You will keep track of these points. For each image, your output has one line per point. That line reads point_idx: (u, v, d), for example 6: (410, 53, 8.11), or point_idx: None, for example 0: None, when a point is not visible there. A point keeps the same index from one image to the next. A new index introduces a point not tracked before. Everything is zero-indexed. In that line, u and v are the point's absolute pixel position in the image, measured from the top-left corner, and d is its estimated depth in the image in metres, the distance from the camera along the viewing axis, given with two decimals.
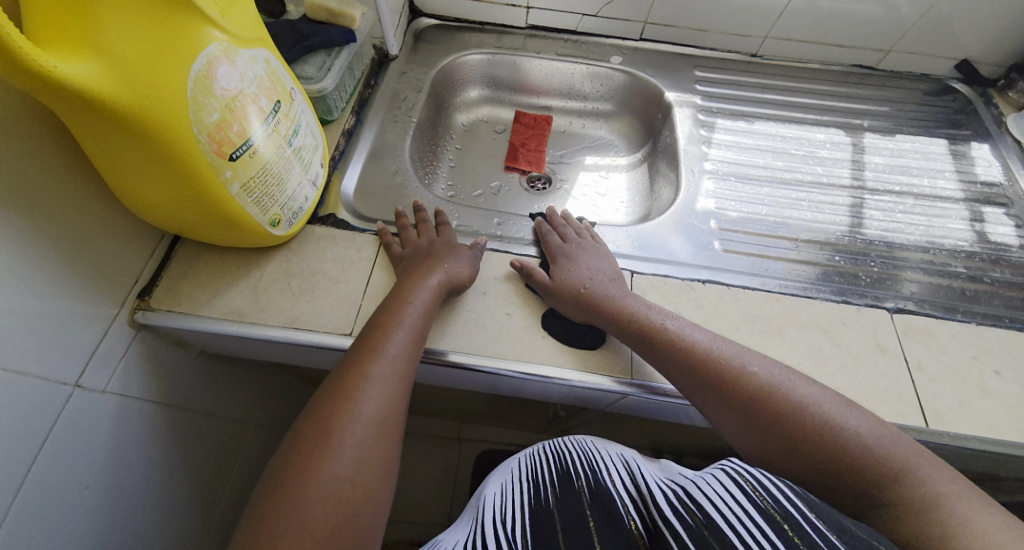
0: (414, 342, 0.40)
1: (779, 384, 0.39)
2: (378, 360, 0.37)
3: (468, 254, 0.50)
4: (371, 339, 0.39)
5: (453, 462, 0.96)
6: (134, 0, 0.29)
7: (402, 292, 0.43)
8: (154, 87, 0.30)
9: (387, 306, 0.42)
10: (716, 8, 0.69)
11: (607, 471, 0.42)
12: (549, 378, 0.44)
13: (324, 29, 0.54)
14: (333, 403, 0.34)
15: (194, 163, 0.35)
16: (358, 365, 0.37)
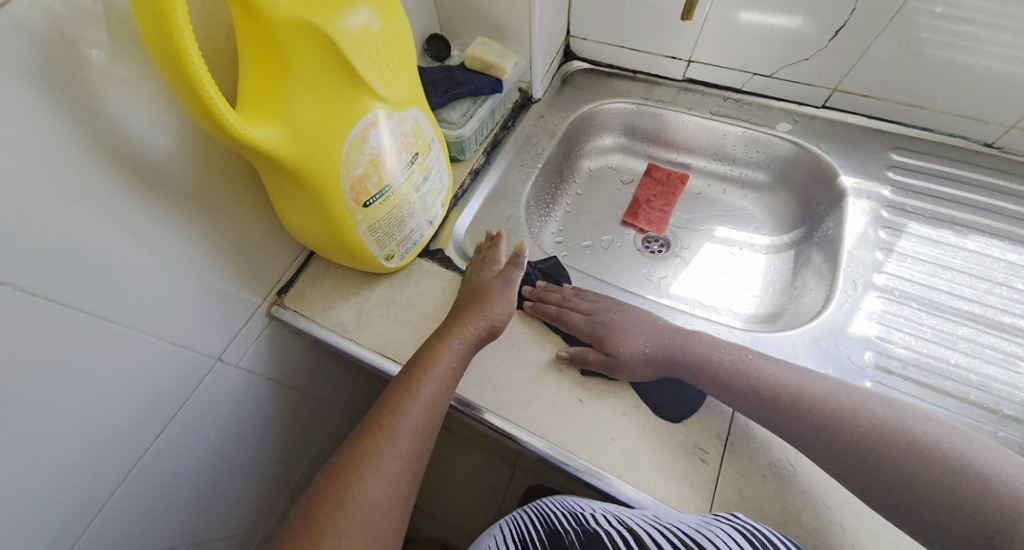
0: (438, 399, 0.42)
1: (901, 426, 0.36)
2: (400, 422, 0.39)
3: (501, 286, 0.49)
4: (381, 416, 0.40)
5: (504, 483, 0.95)
6: (319, 78, 0.33)
7: (436, 340, 0.44)
8: (316, 147, 0.35)
9: (420, 356, 0.43)
10: (943, 83, 0.55)
11: (595, 521, 0.38)
12: (604, 484, 0.40)
13: (476, 78, 0.57)
14: (337, 485, 0.36)
15: (334, 207, 0.39)
16: (383, 422, 0.39)
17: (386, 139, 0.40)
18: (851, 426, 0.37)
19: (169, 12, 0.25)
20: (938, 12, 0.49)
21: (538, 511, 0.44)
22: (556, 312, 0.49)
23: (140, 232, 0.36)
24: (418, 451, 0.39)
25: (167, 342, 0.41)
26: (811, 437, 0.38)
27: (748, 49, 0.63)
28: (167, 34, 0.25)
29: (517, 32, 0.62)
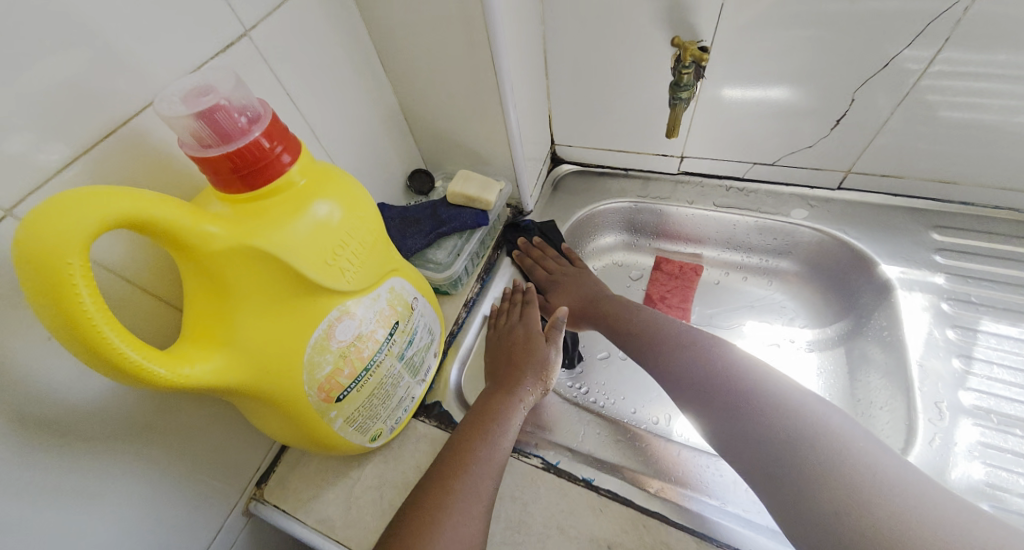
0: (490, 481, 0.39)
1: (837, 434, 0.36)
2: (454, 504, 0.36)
3: (548, 351, 0.52)
4: (457, 451, 0.40)
5: None
6: (268, 293, 0.29)
7: (484, 416, 0.43)
8: (271, 363, 0.30)
9: (468, 434, 0.42)
10: (972, 158, 0.49)
11: None
12: None
13: (459, 214, 0.55)
14: (419, 523, 0.35)
15: (300, 413, 0.33)
16: (458, 460, 0.39)
17: (360, 323, 0.35)
18: (741, 380, 0.42)
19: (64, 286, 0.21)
20: (953, 79, 0.44)
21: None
22: (532, 266, 0.63)
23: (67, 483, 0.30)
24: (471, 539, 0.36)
25: None
26: (716, 397, 0.41)
27: (745, 139, 0.59)
28: (67, 311, 0.21)
29: (498, 156, 0.60)
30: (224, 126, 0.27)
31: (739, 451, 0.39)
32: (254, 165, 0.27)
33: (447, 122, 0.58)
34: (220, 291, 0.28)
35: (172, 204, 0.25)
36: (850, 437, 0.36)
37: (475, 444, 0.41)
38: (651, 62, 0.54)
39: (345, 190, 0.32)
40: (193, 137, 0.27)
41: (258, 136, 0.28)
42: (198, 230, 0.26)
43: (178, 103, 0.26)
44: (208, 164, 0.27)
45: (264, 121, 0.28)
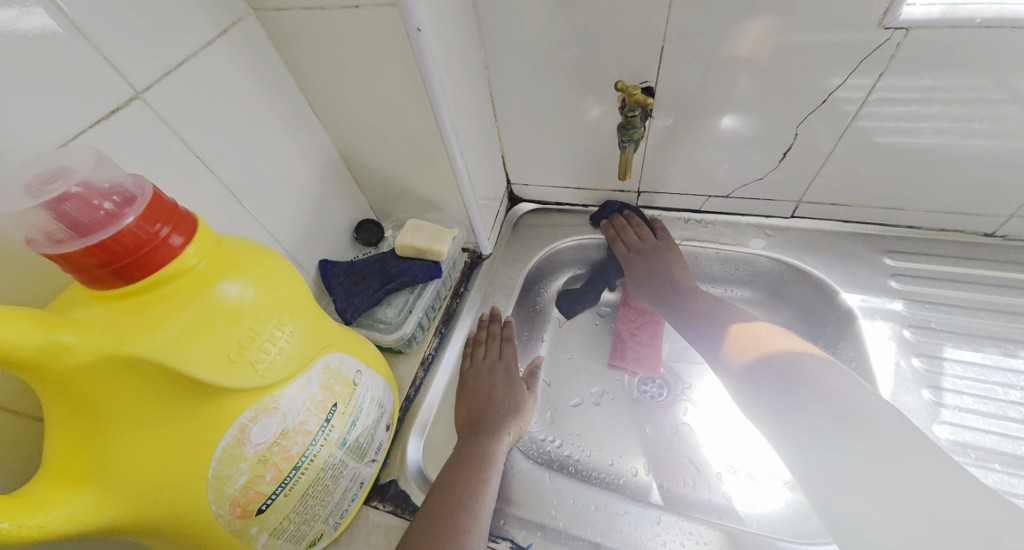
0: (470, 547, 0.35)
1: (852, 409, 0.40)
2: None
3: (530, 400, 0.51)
4: (448, 482, 0.39)
5: None
6: (149, 406, 0.25)
7: (465, 471, 0.41)
8: (159, 488, 0.25)
9: (445, 492, 0.39)
10: (914, 188, 0.50)
11: None
12: None
13: (409, 267, 0.51)
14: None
15: (209, 537, 0.28)
16: (450, 489, 0.39)
17: (284, 419, 0.30)
18: (789, 357, 0.45)
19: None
20: (895, 109, 0.44)
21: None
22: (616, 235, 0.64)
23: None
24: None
25: None
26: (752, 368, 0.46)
27: (698, 174, 0.58)
28: None
29: (449, 202, 0.57)
30: (86, 216, 0.24)
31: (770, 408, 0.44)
32: (132, 256, 0.24)
33: (392, 170, 0.54)
34: (87, 414, 0.24)
35: (14, 320, 0.21)
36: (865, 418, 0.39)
37: (452, 502, 0.38)
38: (596, 102, 0.53)
39: (253, 268, 0.29)
40: (43, 232, 0.24)
41: (134, 221, 0.25)
42: (52, 345, 0.22)
43: (24, 194, 0.23)
44: (73, 262, 0.24)
45: (140, 203, 0.25)
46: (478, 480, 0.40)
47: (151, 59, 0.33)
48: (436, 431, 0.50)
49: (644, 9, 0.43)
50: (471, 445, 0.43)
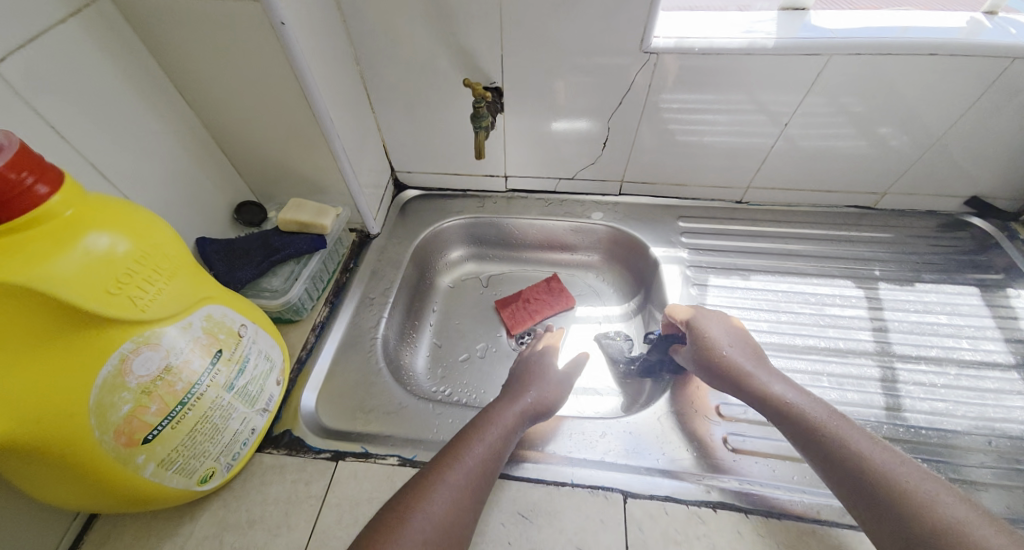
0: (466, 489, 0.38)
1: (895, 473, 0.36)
2: (419, 516, 0.35)
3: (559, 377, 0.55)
4: (464, 433, 0.43)
5: None
6: (26, 334, 0.28)
7: (489, 432, 0.43)
8: (43, 410, 0.28)
9: (447, 450, 0.41)
10: (691, 167, 0.68)
11: None
12: None
13: (293, 241, 0.55)
14: (417, 485, 0.38)
15: (95, 461, 0.31)
16: (462, 439, 0.42)
17: (167, 354, 0.34)
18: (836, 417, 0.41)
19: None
20: (671, 108, 0.61)
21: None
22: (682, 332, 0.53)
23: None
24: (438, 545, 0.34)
25: None
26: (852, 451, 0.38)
27: (548, 160, 0.71)
28: None
29: (330, 183, 0.62)
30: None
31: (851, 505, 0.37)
32: (0, 196, 0.26)
33: (271, 153, 0.58)
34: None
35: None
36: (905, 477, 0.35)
37: (454, 454, 0.41)
38: (456, 96, 0.63)
39: (128, 219, 0.32)
40: None
41: (1, 166, 0.27)
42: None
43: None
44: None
45: (8, 152, 0.27)
46: (490, 434, 0.43)
47: (4, 29, 0.34)
48: (329, 390, 0.54)
49: (483, 22, 0.54)
50: (484, 414, 0.46)
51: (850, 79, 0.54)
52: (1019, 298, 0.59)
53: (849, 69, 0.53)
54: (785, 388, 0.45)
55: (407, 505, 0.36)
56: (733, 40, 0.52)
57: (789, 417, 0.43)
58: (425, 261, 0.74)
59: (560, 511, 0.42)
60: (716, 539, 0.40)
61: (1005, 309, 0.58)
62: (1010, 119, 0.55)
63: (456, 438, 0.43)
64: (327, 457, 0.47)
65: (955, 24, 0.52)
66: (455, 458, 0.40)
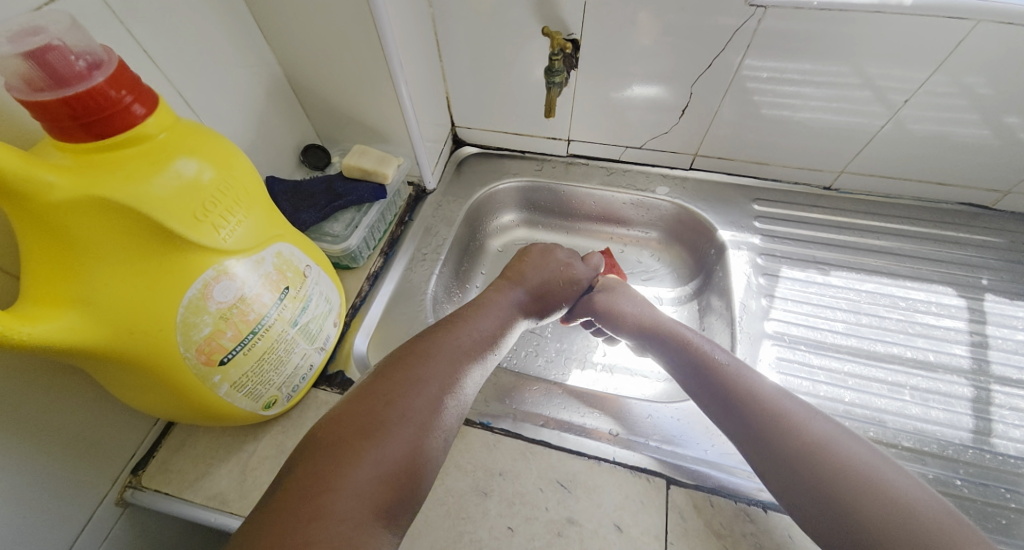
0: (448, 389, 0.37)
1: (795, 410, 0.40)
2: (407, 414, 0.33)
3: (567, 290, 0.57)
4: (457, 320, 0.44)
5: None
6: (126, 251, 0.29)
7: (464, 338, 0.42)
8: (137, 324, 0.30)
9: (411, 357, 0.38)
10: (779, 144, 0.62)
11: None
12: None
13: (356, 188, 0.55)
14: (415, 355, 0.38)
15: (177, 375, 0.34)
16: (452, 323, 0.43)
17: (241, 286, 0.36)
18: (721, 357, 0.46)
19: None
20: (765, 76, 0.55)
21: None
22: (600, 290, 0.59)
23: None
24: (428, 442, 0.33)
25: None
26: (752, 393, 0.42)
27: (617, 126, 0.67)
28: None
29: (392, 132, 0.61)
30: (57, 67, 0.27)
31: (744, 431, 0.40)
32: (100, 111, 0.28)
33: (338, 96, 0.57)
34: (66, 246, 0.28)
35: (4, 149, 0.25)
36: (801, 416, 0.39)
37: (431, 352, 0.39)
38: (530, 48, 0.59)
39: (212, 149, 0.33)
40: (23, 79, 0.27)
41: (103, 82, 0.28)
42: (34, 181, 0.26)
43: (9, 41, 0.27)
44: (41, 108, 0.27)
45: (110, 68, 0.29)
46: (461, 337, 0.42)
47: None
48: (378, 340, 0.55)
49: None
50: (463, 317, 0.45)
51: (992, 55, 0.46)
52: None
53: (994, 43, 0.45)
54: (692, 334, 0.50)
55: (388, 407, 0.33)
56: None
57: (692, 356, 0.47)
58: (477, 221, 0.72)
59: (600, 486, 0.41)
60: (762, 541, 0.38)
61: None
62: None
63: (431, 335, 0.41)
64: None
65: None
66: (450, 338, 0.41)
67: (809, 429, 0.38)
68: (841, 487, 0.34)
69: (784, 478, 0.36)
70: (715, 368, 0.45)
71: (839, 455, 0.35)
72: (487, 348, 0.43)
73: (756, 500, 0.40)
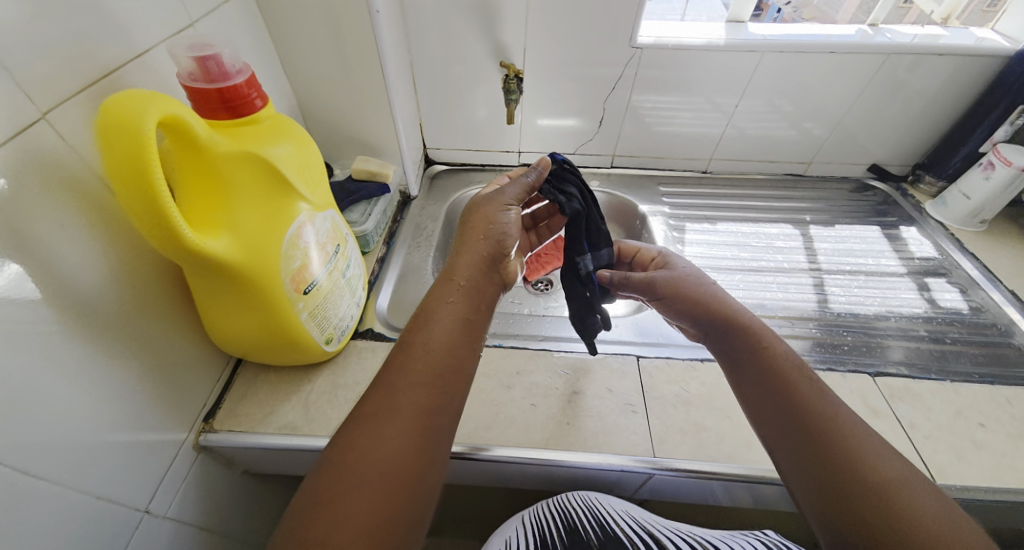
0: (427, 409, 0.39)
1: (820, 392, 0.43)
2: (375, 457, 0.35)
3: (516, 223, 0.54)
4: (424, 323, 0.44)
5: None
6: (257, 195, 0.41)
7: (434, 343, 0.42)
8: (262, 250, 0.41)
9: (399, 362, 0.41)
10: (669, 143, 0.86)
11: (613, 525, 0.47)
12: (560, 461, 0.49)
13: (365, 185, 0.68)
14: (390, 380, 0.40)
15: (278, 299, 0.44)
16: (419, 328, 0.43)
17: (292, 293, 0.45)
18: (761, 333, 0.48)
19: (142, 145, 0.31)
20: (651, 93, 0.79)
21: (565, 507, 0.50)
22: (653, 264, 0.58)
23: (54, 364, 0.35)
24: (407, 478, 0.36)
25: (90, 495, 0.37)
26: (787, 376, 0.44)
27: (556, 138, 0.88)
28: (142, 179, 0.32)
29: (384, 147, 0.76)
30: (218, 69, 0.40)
31: (765, 405, 0.44)
32: (238, 100, 0.41)
33: (341, 118, 0.72)
34: (220, 188, 0.39)
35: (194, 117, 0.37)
36: (830, 408, 0.41)
37: (402, 373, 0.40)
38: (485, 80, 0.79)
39: (299, 133, 0.47)
40: (202, 76, 0.40)
41: (243, 82, 0.41)
42: (208, 139, 0.38)
43: (186, 50, 0.40)
44: (200, 94, 0.40)
45: (247, 73, 0.42)
46: (430, 346, 0.42)
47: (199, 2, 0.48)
48: (395, 304, 0.67)
49: (511, 20, 0.71)
50: (426, 318, 0.44)
51: (779, 73, 0.74)
52: (909, 231, 0.78)
53: (778, 66, 0.73)
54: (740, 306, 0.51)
55: (360, 459, 0.35)
56: (698, 38, 0.72)
57: (737, 332, 0.48)
58: (454, 220, 0.87)
59: (591, 367, 0.57)
60: (705, 379, 0.56)
61: (900, 238, 0.77)
62: (892, 104, 0.77)
63: (400, 353, 0.41)
64: None
65: (850, 32, 0.73)
66: (418, 349, 0.41)
67: (830, 416, 0.41)
68: (845, 470, 0.38)
69: (794, 451, 0.41)
70: (760, 350, 0.46)
71: (858, 453, 0.38)
72: (462, 346, 0.43)
73: (696, 357, 0.58)
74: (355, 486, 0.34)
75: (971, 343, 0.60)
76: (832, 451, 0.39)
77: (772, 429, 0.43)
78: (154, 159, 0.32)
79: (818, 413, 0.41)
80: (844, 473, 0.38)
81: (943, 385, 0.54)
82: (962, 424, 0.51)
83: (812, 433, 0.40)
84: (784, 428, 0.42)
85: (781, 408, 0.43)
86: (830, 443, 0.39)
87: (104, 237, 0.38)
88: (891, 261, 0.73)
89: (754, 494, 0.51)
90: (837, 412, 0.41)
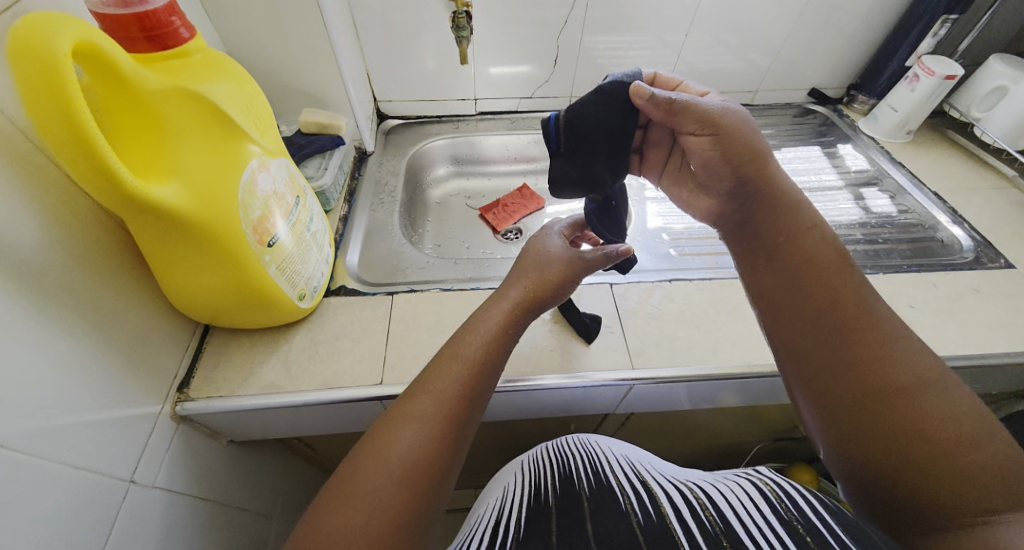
0: (455, 413, 0.37)
1: (867, 297, 0.42)
2: (396, 451, 0.34)
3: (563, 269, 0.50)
4: (463, 332, 0.42)
5: None
6: (200, 137, 0.38)
7: (471, 350, 0.40)
8: (215, 199, 0.39)
9: (435, 367, 0.39)
10: (623, 79, 0.86)
11: (608, 470, 0.49)
12: (546, 384, 0.51)
13: (317, 139, 0.65)
14: (423, 382, 0.38)
15: (240, 253, 0.42)
16: (459, 335, 0.42)
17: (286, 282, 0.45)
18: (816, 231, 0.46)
19: (57, 73, 0.28)
20: (603, 27, 0.77)
21: (558, 452, 0.54)
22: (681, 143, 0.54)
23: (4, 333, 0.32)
24: (425, 476, 0.34)
25: (71, 467, 0.36)
26: (831, 275, 0.43)
27: (511, 82, 0.85)
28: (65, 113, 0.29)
29: (332, 99, 0.71)
30: None
31: (802, 298, 0.44)
32: (160, 29, 0.37)
33: (281, 69, 0.67)
34: (157, 129, 0.36)
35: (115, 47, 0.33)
36: (881, 315, 0.40)
37: (436, 379, 0.38)
38: (431, 22, 0.75)
39: (239, 72, 0.43)
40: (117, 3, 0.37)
41: (162, 6, 0.37)
42: (135, 72, 0.34)
43: None
44: (116, 22, 0.36)
45: None
46: (464, 353, 0.40)
47: None
48: (365, 260, 0.65)
49: None
50: (465, 327, 0.42)
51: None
52: (845, 148, 0.84)
53: None
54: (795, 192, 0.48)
55: (381, 455, 0.33)
56: None
57: (784, 228, 0.46)
58: (415, 175, 0.85)
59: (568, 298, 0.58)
60: (674, 296, 0.59)
61: (838, 155, 0.83)
62: (830, 27, 0.80)
63: (438, 359, 0.40)
64: (383, 293, 0.59)
65: None
66: (455, 356, 0.40)
67: (873, 321, 0.40)
68: (878, 374, 0.38)
69: (818, 350, 0.42)
70: (802, 245, 0.45)
71: (894, 356, 0.38)
72: (498, 361, 0.41)
73: (663, 278, 0.61)
74: (372, 480, 0.32)
75: (901, 241, 0.67)
76: (870, 355, 0.39)
77: (807, 323, 0.43)
78: (75, 91, 0.29)
79: (856, 314, 0.41)
80: (857, 380, 0.39)
81: (880, 278, 0.60)
82: (894, 306, 0.57)
83: (847, 334, 0.40)
84: (817, 322, 0.42)
85: (815, 304, 0.43)
86: (870, 348, 0.39)
87: (34, 195, 0.35)
88: (830, 177, 0.79)
89: (724, 393, 0.55)
90: (880, 315, 0.41)
